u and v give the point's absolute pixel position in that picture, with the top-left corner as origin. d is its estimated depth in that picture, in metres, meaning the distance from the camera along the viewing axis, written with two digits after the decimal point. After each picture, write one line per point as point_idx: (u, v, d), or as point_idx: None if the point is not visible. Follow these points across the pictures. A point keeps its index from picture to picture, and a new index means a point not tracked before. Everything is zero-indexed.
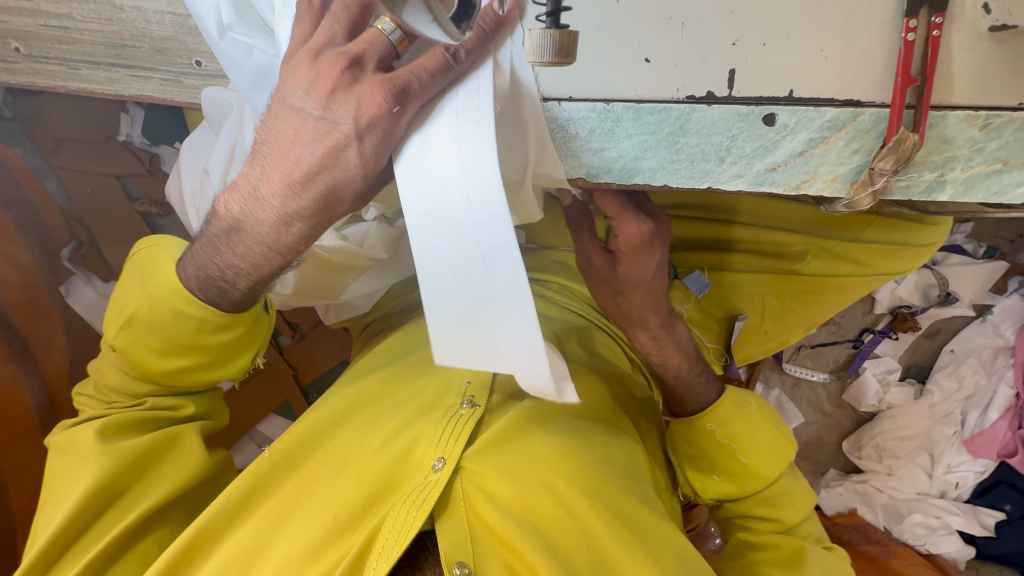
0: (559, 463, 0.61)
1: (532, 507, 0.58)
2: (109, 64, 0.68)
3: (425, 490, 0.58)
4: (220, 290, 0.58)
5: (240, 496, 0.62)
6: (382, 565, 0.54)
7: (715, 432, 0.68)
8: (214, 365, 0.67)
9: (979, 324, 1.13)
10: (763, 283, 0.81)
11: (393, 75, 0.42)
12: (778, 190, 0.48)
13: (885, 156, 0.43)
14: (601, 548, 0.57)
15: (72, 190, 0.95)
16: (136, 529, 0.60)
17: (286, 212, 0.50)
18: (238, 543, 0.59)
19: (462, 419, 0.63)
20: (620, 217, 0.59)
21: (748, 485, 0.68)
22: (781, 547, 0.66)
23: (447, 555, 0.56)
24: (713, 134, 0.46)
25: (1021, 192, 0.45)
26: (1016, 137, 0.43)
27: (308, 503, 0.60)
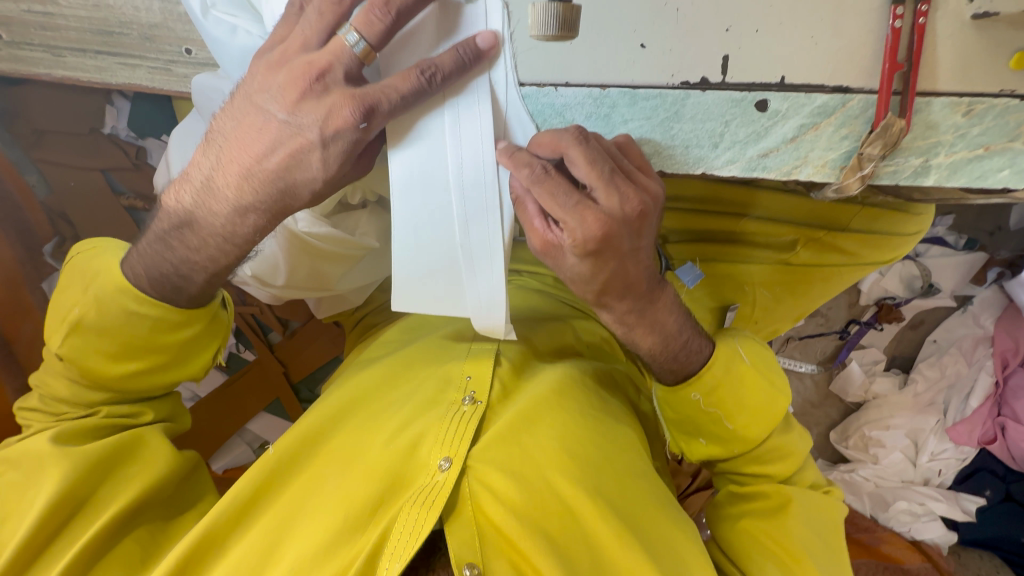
0: (565, 460, 0.61)
1: (539, 506, 0.58)
2: (94, 52, 0.67)
3: (434, 489, 0.58)
4: (176, 287, 0.59)
5: (243, 500, 0.60)
6: (395, 564, 0.53)
7: (699, 402, 0.62)
8: (175, 365, 0.65)
9: (960, 314, 1.16)
10: (756, 273, 0.83)
11: (364, 92, 0.44)
12: (770, 176, 0.49)
13: (873, 141, 0.44)
14: (604, 553, 0.57)
15: (55, 184, 0.93)
16: (115, 528, 0.58)
17: (241, 204, 0.51)
18: (248, 545, 0.58)
19: (465, 416, 0.63)
20: (631, 155, 0.47)
21: (735, 447, 0.64)
22: (769, 498, 0.65)
23: (457, 555, 0.56)
24: (707, 120, 0.47)
25: (1001, 177, 0.47)
26: (997, 123, 0.45)
27: (315, 503, 0.60)
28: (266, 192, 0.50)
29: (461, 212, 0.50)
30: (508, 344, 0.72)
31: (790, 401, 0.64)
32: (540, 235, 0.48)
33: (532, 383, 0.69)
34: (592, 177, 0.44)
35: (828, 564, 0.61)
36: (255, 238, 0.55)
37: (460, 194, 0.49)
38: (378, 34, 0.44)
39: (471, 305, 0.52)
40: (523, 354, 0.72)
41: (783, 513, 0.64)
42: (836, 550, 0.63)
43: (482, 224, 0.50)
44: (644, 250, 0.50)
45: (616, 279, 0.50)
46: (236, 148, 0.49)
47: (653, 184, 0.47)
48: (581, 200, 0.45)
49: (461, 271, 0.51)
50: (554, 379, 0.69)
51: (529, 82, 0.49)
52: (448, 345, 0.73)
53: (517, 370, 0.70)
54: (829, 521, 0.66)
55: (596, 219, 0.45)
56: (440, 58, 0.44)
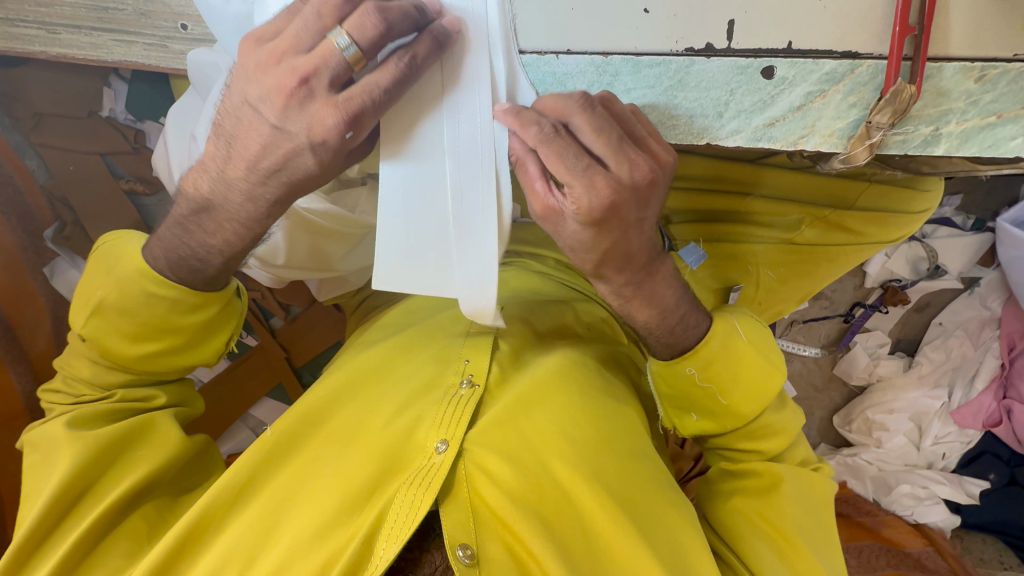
0: (562, 443, 0.61)
1: (535, 487, 0.58)
2: (89, 28, 0.65)
3: (430, 471, 0.58)
4: (194, 269, 0.59)
5: (239, 483, 0.61)
6: (391, 545, 0.53)
7: (694, 376, 0.61)
8: (189, 348, 0.65)
9: (966, 297, 1.15)
10: (760, 254, 0.82)
11: (348, 98, 0.43)
12: (776, 147, 0.48)
13: (882, 108, 0.43)
14: (599, 535, 0.57)
15: (54, 168, 0.93)
16: (121, 507, 0.58)
17: (252, 194, 0.50)
18: (243, 527, 0.58)
19: (463, 400, 0.63)
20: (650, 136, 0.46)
21: (727, 422, 0.64)
22: (758, 476, 0.65)
23: (451, 537, 0.56)
24: (712, 88, 0.46)
25: (1014, 146, 0.46)
26: (1010, 89, 0.44)
27: (311, 487, 0.60)
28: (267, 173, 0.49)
29: (454, 182, 0.49)
30: (507, 328, 0.73)
31: (785, 374, 0.63)
32: (541, 199, 0.47)
33: (530, 367, 0.69)
34: (600, 146, 0.44)
35: (821, 548, 0.61)
36: (268, 222, 0.55)
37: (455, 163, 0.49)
38: (367, 41, 0.42)
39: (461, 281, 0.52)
40: (521, 338, 0.72)
41: (772, 492, 0.63)
42: (826, 526, 0.64)
43: (475, 194, 0.50)
44: (649, 220, 0.49)
45: (618, 249, 0.50)
46: (222, 117, 0.49)
47: (665, 151, 0.46)
48: (591, 165, 0.44)
49: (451, 244, 0.51)
50: (547, 361, 0.69)
51: (529, 50, 0.49)
52: (448, 327, 0.74)
53: (515, 354, 0.70)
54: (820, 500, 0.66)
55: (607, 186, 0.44)
56: (416, 46, 0.43)
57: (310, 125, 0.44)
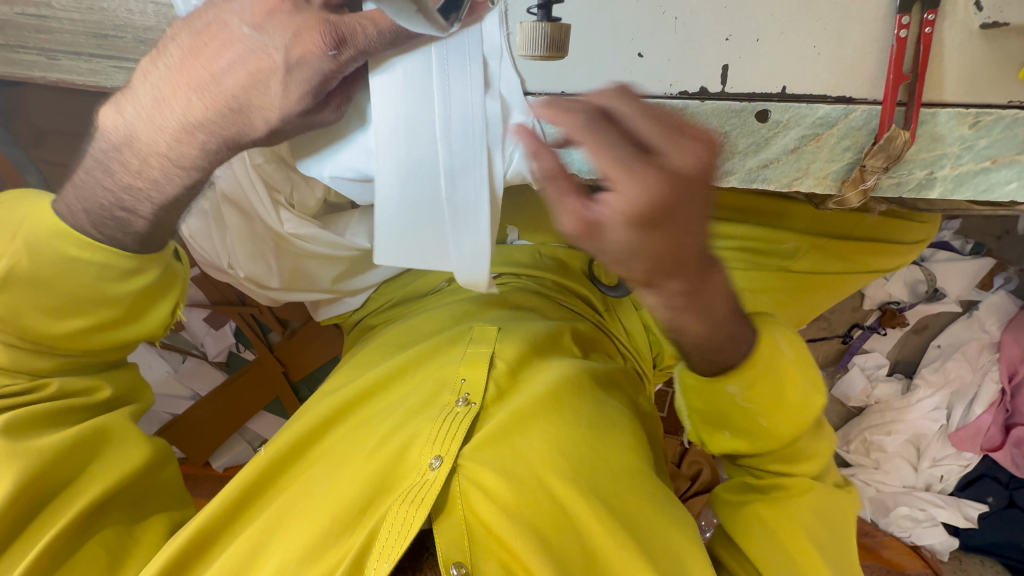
0: (556, 461, 0.61)
1: (533, 504, 0.58)
2: (89, 55, 0.66)
3: (423, 488, 0.57)
4: (119, 222, 0.54)
5: (234, 500, 0.62)
6: (383, 565, 0.53)
7: (734, 396, 0.60)
8: (129, 320, 0.60)
9: (965, 320, 1.11)
10: (756, 280, 0.80)
11: (340, 18, 0.43)
12: (770, 188, 0.48)
13: (875, 153, 0.43)
14: (596, 554, 0.57)
15: (53, 184, 0.93)
16: (74, 530, 0.56)
17: (189, 121, 0.49)
18: (236, 547, 0.59)
19: (457, 418, 0.63)
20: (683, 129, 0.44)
21: (762, 443, 0.63)
22: (786, 490, 0.64)
23: (445, 554, 0.55)
24: (706, 131, 0.46)
25: (1008, 189, 0.46)
26: (1005, 135, 0.44)
27: (303, 506, 0.60)
28: (213, 101, 0.47)
29: (447, 165, 0.50)
30: (505, 346, 0.72)
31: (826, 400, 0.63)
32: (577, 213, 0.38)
33: (529, 386, 0.68)
34: (650, 130, 0.39)
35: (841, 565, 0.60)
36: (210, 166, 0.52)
37: (447, 145, 0.49)
38: None
39: (455, 259, 0.53)
40: (521, 356, 0.72)
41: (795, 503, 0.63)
42: (848, 544, 0.63)
43: (468, 177, 0.50)
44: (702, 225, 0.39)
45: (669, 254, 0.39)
46: (179, 34, 0.48)
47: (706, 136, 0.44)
48: (642, 152, 0.37)
49: (449, 236, 0.52)
50: (540, 379, 0.69)
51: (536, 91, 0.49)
52: (444, 346, 0.73)
53: (514, 370, 0.70)
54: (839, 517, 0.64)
55: (657, 176, 0.36)
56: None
57: (290, 40, 0.44)
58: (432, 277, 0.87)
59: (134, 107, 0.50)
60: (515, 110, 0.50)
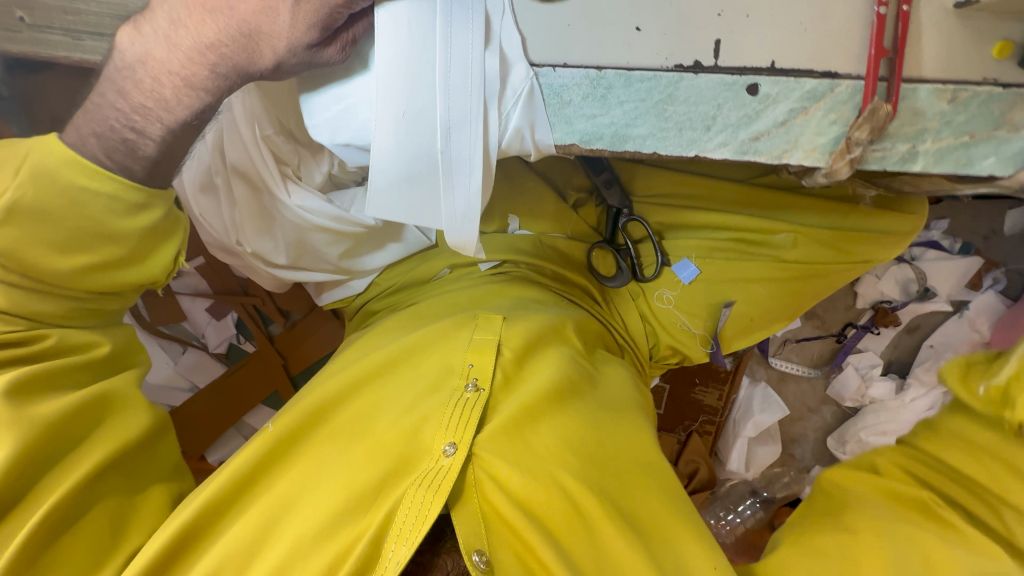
0: (568, 450, 0.62)
1: (545, 497, 0.59)
2: (113, 36, 0.68)
3: (438, 473, 0.58)
4: (128, 147, 0.55)
5: (239, 482, 0.61)
6: (401, 548, 0.54)
7: None
8: (135, 259, 0.61)
9: (956, 320, 1.12)
10: (751, 269, 0.83)
11: None
12: (761, 159, 0.51)
13: (861, 124, 0.46)
14: (607, 549, 0.57)
15: None
16: (78, 497, 0.56)
17: (203, 40, 0.50)
18: (245, 522, 0.58)
19: (467, 403, 0.63)
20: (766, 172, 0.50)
21: None
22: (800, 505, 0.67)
23: (467, 542, 0.55)
24: (700, 103, 0.48)
25: (986, 163, 0.49)
26: (981, 111, 0.47)
27: (314, 487, 0.60)
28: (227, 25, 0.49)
29: (445, 119, 0.52)
30: (512, 333, 0.72)
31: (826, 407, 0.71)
32: None
33: (533, 375, 0.69)
34: None
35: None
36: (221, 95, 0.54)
37: (445, 98, 0.51)
38: None
39: (446, 218, 0.58)
40: (526, 343, 0.73)
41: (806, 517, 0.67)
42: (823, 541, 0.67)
43: (462, 133, 0.53)
44: None
45: None
46: None
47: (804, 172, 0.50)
48: None
49: (440, 187, 0.56)
50: (545, 367, 0.70)
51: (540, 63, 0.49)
52: (450, 330, 0.73)
53: (520, 359, 0.71)
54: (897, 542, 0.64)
55: None
56: None
57: None
58: (434, 264, 0.88)
59: (152, 29, 0.51)
60: (515, 66, 0.49)
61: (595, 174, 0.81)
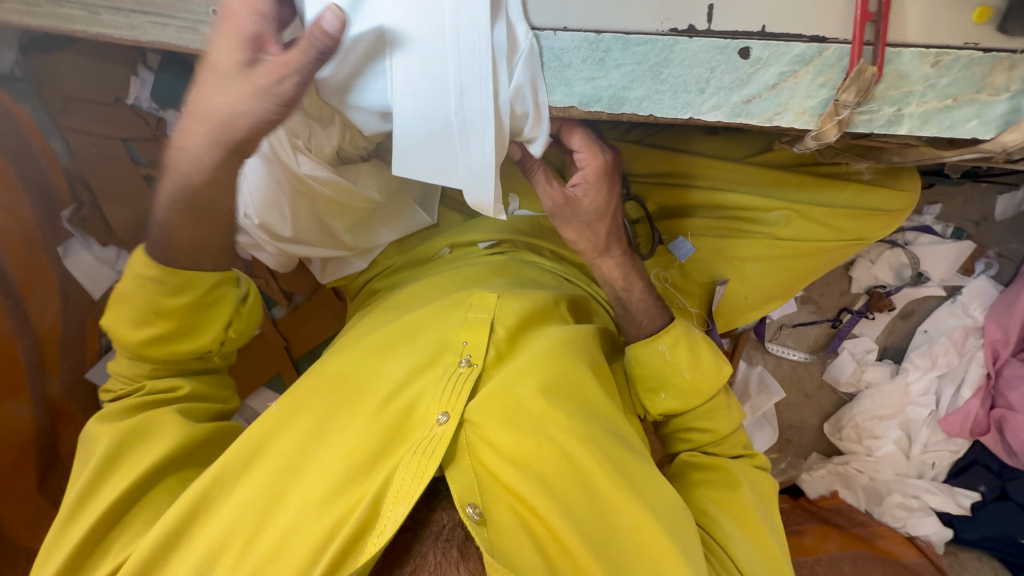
0: (563, 420, 0.63)
1: (538, 462, 0.61)
2: (128, 10, 0.71)
3: (433, 441, 0.59)
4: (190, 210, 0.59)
5: (246, 454, 0.60)
6: (398, 506, 0.55)
7: (666, 355, 0.74)
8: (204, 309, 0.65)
9: (950, 306, 1.16)
10: (744, 248, 0.85)
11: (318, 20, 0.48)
12: (754, 122, 0.53)
13: (848, 86, 0.48)
14: (607, 507, 0.61)
15: (78, 150, 0.96)
16: (148, 479, 0.60)
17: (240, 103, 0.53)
18: (252, 492, 0.57)
19: (461, 376, 0.65)
20: (583, 148, 0.65)
21: (689, 413, 0.77)
22: (717, 470, 0.75)
23: (460, 497, 0.57)
24: (694, 66, 0.51)
25: (968, 126, 0.51)
26: (964, 74, 0.49)
27: (321, 452, 0.60)
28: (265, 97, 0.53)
29: (457, 82, 0.53)
30: (503, 312, 0.72)
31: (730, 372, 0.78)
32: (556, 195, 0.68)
33: (529, 347, 0.70)
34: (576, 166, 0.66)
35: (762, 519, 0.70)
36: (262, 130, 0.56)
37: (457, 62, 0.52)
38: None
39: (464, 175, 0.59)
40: (523, 317, 0.73)
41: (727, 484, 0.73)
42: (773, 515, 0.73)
43: (476, 95, 0.53)
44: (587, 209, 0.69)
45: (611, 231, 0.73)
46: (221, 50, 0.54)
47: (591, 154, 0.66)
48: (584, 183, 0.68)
49: (455, 141, 0.56)
50: (540, 339, 0.71)
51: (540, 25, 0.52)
52: (446, 309, 0.72)
53: (514, 335, 0.71)
54: (769, 499, 0.74)
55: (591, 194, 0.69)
56: None
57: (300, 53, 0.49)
58: (433, 245, 0.90)
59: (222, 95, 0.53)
60: (517, 27, 0.52)
61: None
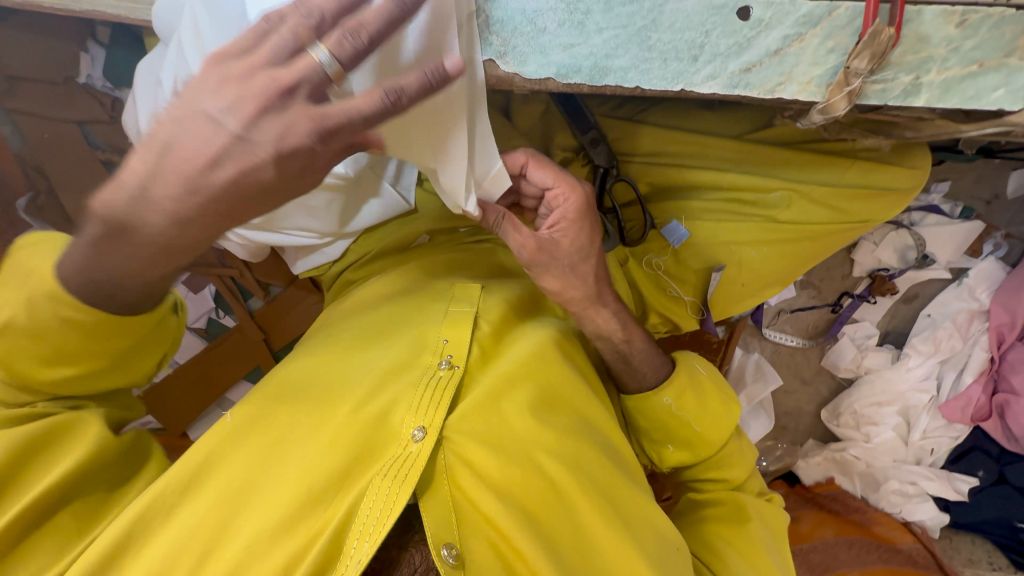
0: (545, 434, 0.59)
1: (518, 482, 0.57)
2: None
3: (405, 462, 0.54)
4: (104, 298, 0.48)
5: (184, 480, 0.55)
6: (362, 544, 0.51)
7: (670, 405, 0.71)
8: (116, 368, 0.56)
9: (954, 288, 1.11)
10: (743, 232, 0.80)
11: (325, 111, 0.40)
12: (753, 94, 0.47)
13: (861, 51, 0.42)
14: (584, 529, 0.57)
15: (28, 135, 0.89)
16: (42, 506, 0.52)
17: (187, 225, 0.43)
18: (199, 516, 0.53)
19: (440, 382, 0.59)
20: (557, 183, 0.59)
21: (700, 451, 0.72)
22: (723, 504, 0.72)
23: (435, 534, 0.52)
24: (687, 30, 0.45)
25: (995, 96, 0.45)
26: (991, 35, 0.43)
27: (275, 474, 0.55)
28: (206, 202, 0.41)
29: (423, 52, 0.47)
30: (488, 307, 0.68)
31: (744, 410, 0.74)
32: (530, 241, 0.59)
33: (511, 350, 0.66)
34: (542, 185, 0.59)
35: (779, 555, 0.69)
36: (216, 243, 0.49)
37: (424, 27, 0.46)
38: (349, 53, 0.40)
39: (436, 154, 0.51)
40: (504, 314, 0.69)
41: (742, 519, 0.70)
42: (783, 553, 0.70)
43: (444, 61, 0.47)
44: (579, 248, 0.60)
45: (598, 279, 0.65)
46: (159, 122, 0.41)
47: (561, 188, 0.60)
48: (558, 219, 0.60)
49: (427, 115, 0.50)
50: (524, 340, 0.67)
51: None
52: (424, 304, 0.68)
53: (497, 335, 0.67)
54: (786, 543, 0.71)
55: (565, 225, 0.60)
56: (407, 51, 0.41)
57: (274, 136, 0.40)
58: (412, 229, 0.83)
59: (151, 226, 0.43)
60: None
61: (581, 134, 0.74)
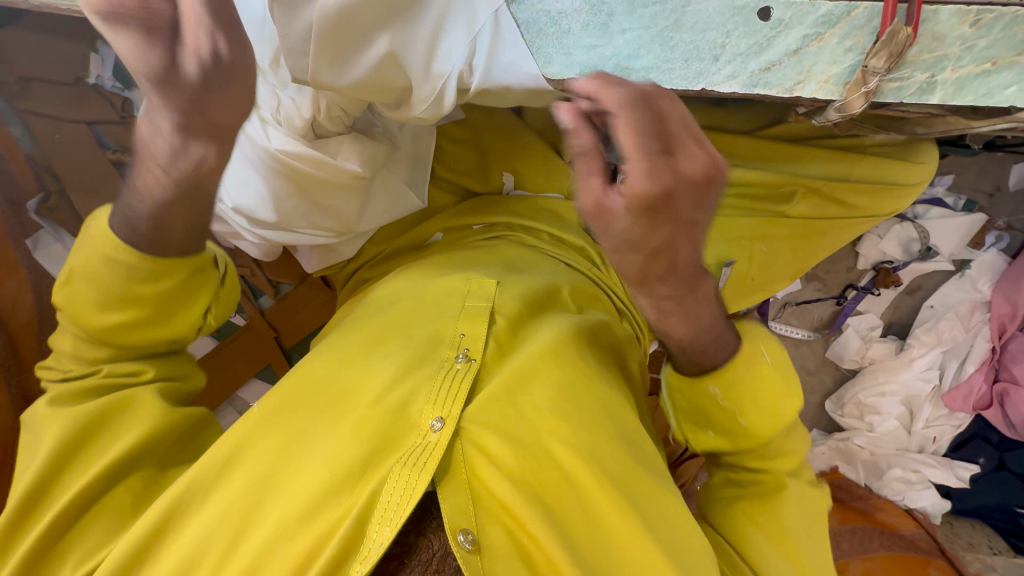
0: (562, 424, 0.60)
1: (536, 470, 0.57)
2: None
3: (425, 450, 0.55)
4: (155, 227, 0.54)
5: (213, 470, 0.57)
6: (384, 528, 0.52)
7: (716, 394, 0.62)
8: (161, 319, 0.60)
9: (957, 280, 1.13)
10: (753, 227, 0.80)
11: None
12: (773, 92, 0.49)
13: (878, 51, 0.45)
14: (600, 516, 0.58)
15: (39, 136, 0.89)
16: (112, 473, 0.56)
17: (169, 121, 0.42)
18: (226, 504, 0.55)
19: (457, 374, 0.61)
20: (677, 140, 0.41)
21: (743, 441, 0.64)
22: (762, 483, 0.66)
23: (452, 521, 0.54)
24: (708, 29, 0.49)
25: (1008, 93, 0.46)
26: (1005, 34, 0.45)
27: (297, 463, 0.56)
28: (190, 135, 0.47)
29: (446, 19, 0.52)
30: (504, 301, 0.70)
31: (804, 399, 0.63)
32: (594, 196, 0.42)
33: (528, 342, 0.67)
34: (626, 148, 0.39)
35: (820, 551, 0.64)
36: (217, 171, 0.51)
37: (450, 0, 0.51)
38: None
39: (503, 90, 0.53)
40: (521, 309, 0.70)
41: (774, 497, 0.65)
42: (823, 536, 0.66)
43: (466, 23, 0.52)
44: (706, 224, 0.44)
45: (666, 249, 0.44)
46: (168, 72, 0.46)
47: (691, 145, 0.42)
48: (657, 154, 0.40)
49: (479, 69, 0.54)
50: (542, 334, 0.68)
51: None
52: (441, 300, 0.70)
53: (513, 329, 0.68)
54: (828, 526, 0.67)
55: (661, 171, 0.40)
56: None
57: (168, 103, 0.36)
58: (427, 228, 0.87)
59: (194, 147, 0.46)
60: None
61: None
